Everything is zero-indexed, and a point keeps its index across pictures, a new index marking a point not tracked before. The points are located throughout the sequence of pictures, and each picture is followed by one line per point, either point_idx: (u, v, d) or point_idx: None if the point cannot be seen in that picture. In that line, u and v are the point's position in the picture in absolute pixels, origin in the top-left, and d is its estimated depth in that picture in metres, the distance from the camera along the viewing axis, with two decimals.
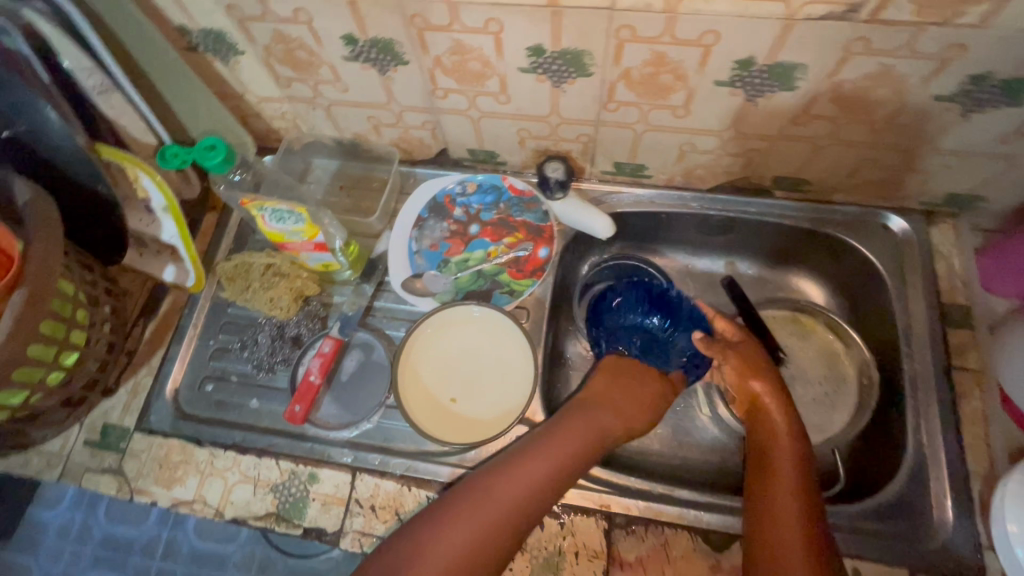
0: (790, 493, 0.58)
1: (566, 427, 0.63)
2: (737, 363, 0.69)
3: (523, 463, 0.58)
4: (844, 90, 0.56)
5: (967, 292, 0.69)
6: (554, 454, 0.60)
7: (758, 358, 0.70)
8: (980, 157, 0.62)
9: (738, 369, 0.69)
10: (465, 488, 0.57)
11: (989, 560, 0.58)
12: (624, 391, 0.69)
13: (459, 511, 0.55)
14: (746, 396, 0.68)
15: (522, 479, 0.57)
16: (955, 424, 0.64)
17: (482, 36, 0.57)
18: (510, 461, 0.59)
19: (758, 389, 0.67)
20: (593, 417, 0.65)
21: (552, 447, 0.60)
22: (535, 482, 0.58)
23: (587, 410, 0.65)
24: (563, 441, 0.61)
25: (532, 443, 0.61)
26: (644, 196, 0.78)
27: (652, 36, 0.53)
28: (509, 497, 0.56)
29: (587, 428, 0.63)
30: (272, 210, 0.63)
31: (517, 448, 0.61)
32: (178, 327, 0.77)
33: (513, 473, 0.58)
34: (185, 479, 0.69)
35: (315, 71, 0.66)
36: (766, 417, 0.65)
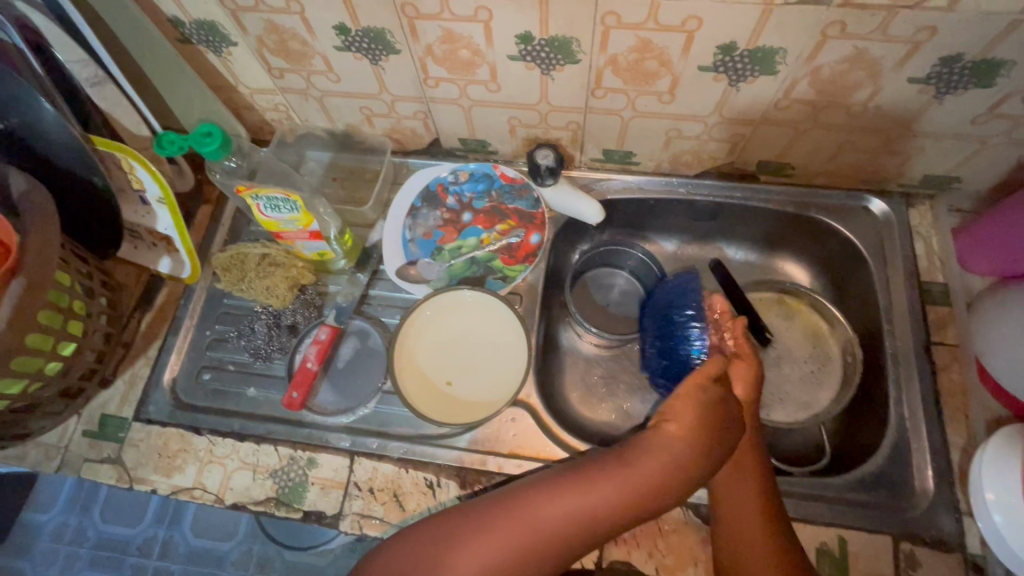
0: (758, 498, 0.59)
1: (638, 463, 0.56)
2: (740, 372, 0.66)
3: (578, 493, 0.55)
4: (823, 73, 0.58)
5: (945, 270, 0.72)
6: (626, 490, 0.55)
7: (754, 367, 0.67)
8: (954, 138, 0.64)
9: (733, 374, 0.66)
10: (515, 503, 0.55)
11: (968, 525, 0.61)
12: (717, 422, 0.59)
13: (504, 522, 0.54)
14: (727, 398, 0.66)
15: (579, 508, 0.54)
16: (934, 397, 0.66)
17: (471, 24, 0.58)
18: (567, 489, 0.55)
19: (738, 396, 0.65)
20: (672, 451, 0.57)
21: (617, 485, 0.55)
22: (587, 514, 0.54)
23: (670, 445, 0.57)
24: (630, 479, 0.55)
25: (595, 472, 0.56)
26: (633, 183, 0.80)
27: (636, 23, 0.54)
28: (554, 521, 0.54)
29: (663, 467, 0.56)
30: (267, 198, 0.64)
31: (590, 470, 0.56)
32: (175, 318, 0.78)
33: (572, 498, 0.55)
34: (184, 468, 0.69)
35: (308, 62, 0.68)
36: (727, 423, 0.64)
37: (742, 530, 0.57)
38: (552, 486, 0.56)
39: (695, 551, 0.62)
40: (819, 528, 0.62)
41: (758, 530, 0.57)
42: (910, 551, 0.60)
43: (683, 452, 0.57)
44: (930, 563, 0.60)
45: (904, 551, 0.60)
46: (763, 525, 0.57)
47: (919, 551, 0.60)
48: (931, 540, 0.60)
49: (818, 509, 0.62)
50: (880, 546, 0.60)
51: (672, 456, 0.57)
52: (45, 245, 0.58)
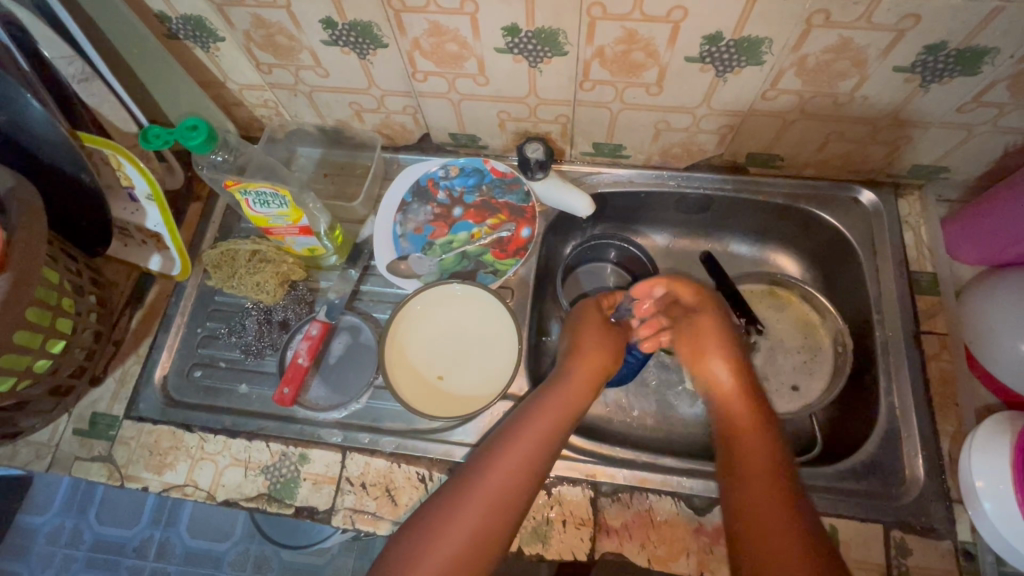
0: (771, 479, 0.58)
1: (536, 410, 0.61)
2: (704, 344, 0.72)
3: (509, 450, 0.58)
4: (808, 63, 0.58)
5: (934, 260, 0.72)
6: (540, 426, 0.60)
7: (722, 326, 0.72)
8: (941, 127, 0.64)
9: (695, 350, 0.72)
10: (459, 484, 0.57)
11: (958, 512, 0.61)
12: (591, 360, 0.67)
13: (456, 503, 0.55)
14: (709, 377, 0.70)
15: (512, 462, 0.57)
16: (924, 385, 0.66)
17: (458, 17, 0.58)
18: (501, 444, 0.58)
19: (722, 364, 0.70)
20: (570, 392, 0.64)
21: (531, 432, 0.59)
22: (522, 467, 0.57)
23: (557, 388, 0.64)
24: (538, 424, 0.60)
25: (512, 429, 0.60)
26: (623, 176, 0.80)
27: (622, 13, 0.55)
28: (500, 484, 0.56)
29: (559, 406, 0.62)
30: (256, 193, 0.64)
31: (506, 424, 0.61)
32: (166, 316, 0.77)
33: (502, 454, 0.58)
34: (176, 465, 0.69)
35: (295, 56, 0.67)
36: (728, 403, 0.67)
37: (755, 502, 0.56)
38: (483, 457, 0.58)
39: (687, 541, 0.62)
40: None
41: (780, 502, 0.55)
42: (901, 539, 0.60)
43: (573, 392, 0.64)
44: (921, 551, 0.60)
45: (895, 539, 0.60)
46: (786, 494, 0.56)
47: (910, 539, 0.60)
48: (921, 528, 0.61)
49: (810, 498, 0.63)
50: (871, 534, 0.61)
51: (563, 396, 0.63)
52: (31, 241, 0.58)
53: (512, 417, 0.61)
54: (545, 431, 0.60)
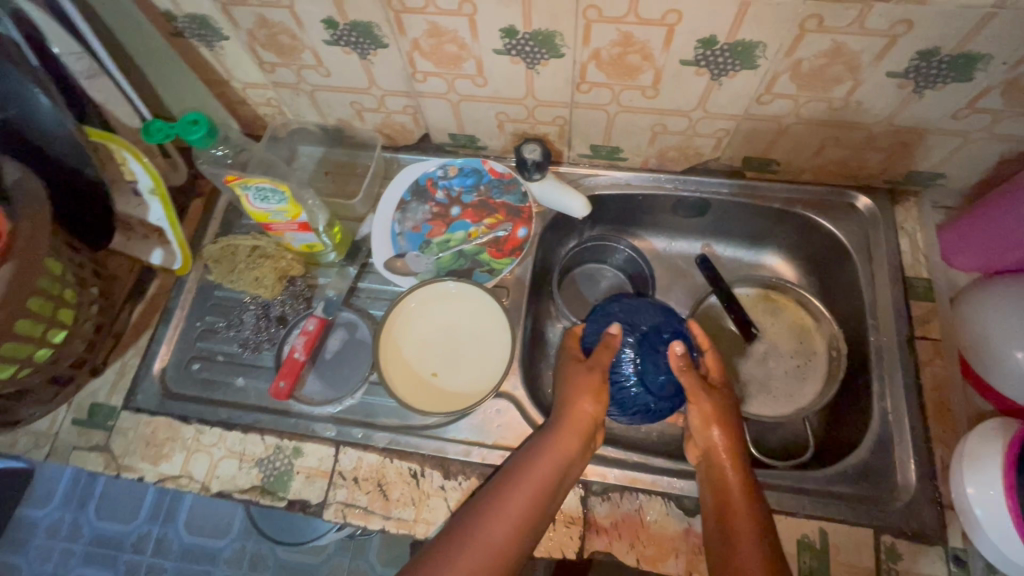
0: (753, 537, 0.55)
1: (526, 466, 0.60)
2: (703, 408, 0.65)
3: (504, 505, 0.57)
4: (802, 68, 0.59)
5: (930, 266, 0.72)
6: (535, 478, 0.59)
7: (713, 400, 0.66)
8: (936, 134, 0.65)
9: (702, 415, 0.65)
10: (451, 538, 0.55)
11: (950, 518, 0.61)
12: (581, 409, 0.64)
13: (450, 555, 0.53)
14: (703, 445, 0.65)
15: (507, 516, 0.56)
16: (917, 390, 0.66)
17: (457, 18, 0.59)
18: (496, 499, 0.57)
19: (715, 438, 0.64)
20: (565, 442, 0.62)
21: (521, 488, 0.58)
22: (512, 525, 0.56)
23: (546, 441, 0.62)
24: (528, 482, 0.58)
25: (505, 485, 0.59)
26: (620, 179, 0.80)
27: (617, 17, 0.55)
28: (490, 542, 0.54)
29: (548, 460, 0.60)
30: (255, 189, 0.65)
31: (501, 478, 0.60)
32: (167, 309, 0.79)
33: (498, 509, 0.56)
34: (171, 456, 0.70)
35: (298, 56, 0.69)
36: (714, 470, 0.62)
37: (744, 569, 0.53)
38: (474, 514, 0.57)
39: (676, 541, 0.62)
40: (800, 520, 0.62)
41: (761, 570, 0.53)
42: (891, 544, 0.60)
43: (567, 440, 0.62)
44: (910, 555, 0.60)
45: (885, 543, 0.60)
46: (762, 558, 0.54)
47: (900, 545, 0.60)
48: (912, 533, 0.60)
49: (799, 501, 0.63)
50: (861, 538, 0.60)
51: (553, 449, 0.61)
52: (35, 230, 0.59)
53: (507, 471, 0.60)
54: (535, 488, 0.58)
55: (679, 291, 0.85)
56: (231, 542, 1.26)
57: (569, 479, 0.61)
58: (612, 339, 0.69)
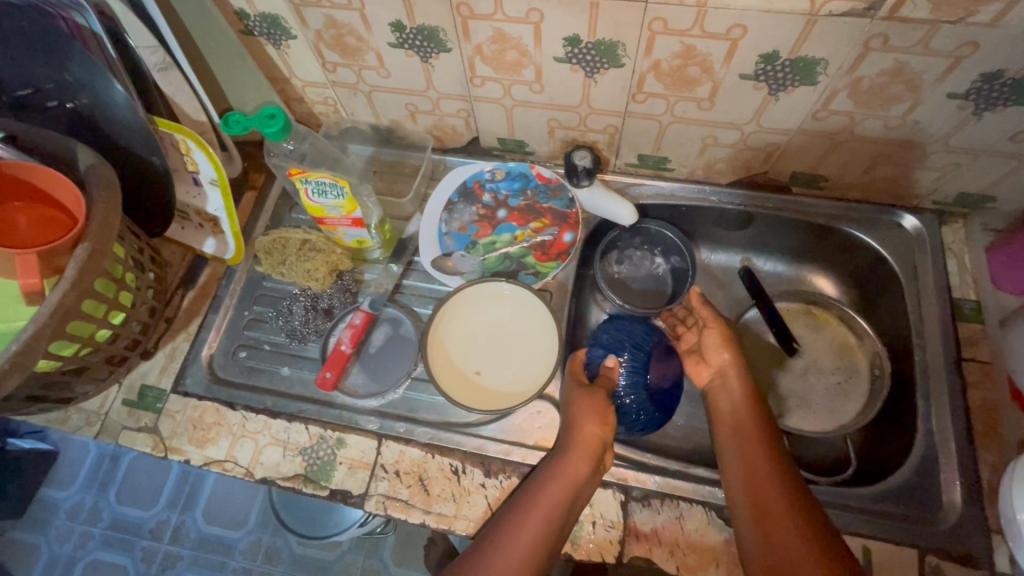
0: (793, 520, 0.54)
1: (538, 490, 0.60)
2: (719, 331, 0.72)
3: (519, 528, 0.56)
4: (862, 85, 0.59)
5: (978, 288, 0.72)
6: (547, 502, 0.58)
7: (726, 328, 0.72)
8: (991, 155, 0.65)
9: (715, 338, 0.72)
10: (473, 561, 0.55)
11: (997, 542, 0.60)
12: (589, 433, 0.63)
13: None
14: (716, 364, 0.72)
15: (523, 539, 0.56)
16: (965, 413, 0.66)
17: (522, 26, 0.61)
18: (512, 522, 0.57)
19: (728, 359, 0.71)
20: (575, 465, 0.61)
21: (533, 514, 0.57)
22: (529, 545, 0.55)
23: (557, 466, 0.61)
24: (540, 505, 0.58)
25: (519, 510, 0.58)
26: (666, 189, 0.81)
27: (682, 29, 0.57)
28: (508, 564, 0.54)
29: (561, 483, 0.59)
30: (315, 183, 0.66)
31: (515, 502, 0.60)
32: (216, 297, 0.81)
33: (514, 532, 0.56)
34: (217, 440, 0.71)
35: (361, 57, 0.71)
36: (727, 385, 0.69)
37: (769, 504, 0.56)
38: (492, 538, 0.57)
39: (717, 551, 0.62)
40: (843, 536, 0.62)
41: (784, 497, 0.56)
42: (937, 565, 0.59)
43: (576, 465, 0.61)
44: None
45: (930, 564, 0.59)
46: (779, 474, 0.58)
47: (946, 567, 0.59)
48: (959, 555, 0.60)
49: (842, 517, 0.62)
50: (906, 558, 0.60)
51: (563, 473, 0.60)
52: (109, 214, 0.60)
53: (522, 494, 0.60)
54: (549, 513, 0.58)
55: (719, 304, 0.85)
56: (245, 535, 1.26)
57: (582, 504, 0.61)
58: (611, 371, 0.71)
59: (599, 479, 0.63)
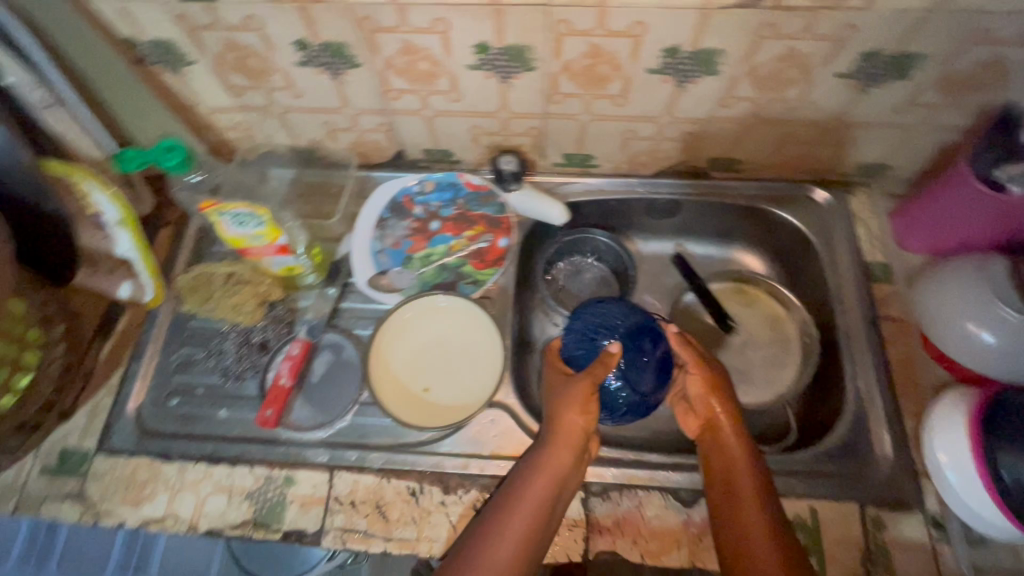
0: (774, 556, 0.53)
1: (521, 487, 0.59)
2: (705, 376, 0.67)
3: (504, 526, 0.56)
4: (760, 72, 0.62)
5: (886, 250, 0.77)
6: (531, 498, 0.58)
7: (712, 374, 0.67)
8: (882, 128, 0.70)
9: (702, 384, 0.67)
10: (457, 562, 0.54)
11: (926, 485, 0.64)
12: (570, 422, 0.62)
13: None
14: (704, 413, 0.67)
15: (510, 538, 0.55)
16: (886, 368, 0.70)
17: (430, 35, 0.60)
18: (496, 521, 0.56)
19: (717, 407, 0.66)
20: (557, 457, 0.60)
21: (518, 512, 0.56)
22: (515, 542, 0.55)
23: (538, 461, 0.60)
24: (524, 500, 0.57)
25: (503, 505, 0.57)
26: (595, 185, 0.83)
27: (586, 29, 0.58)
28: (493, 564, 0.53)
29: (543, 477, 0.59)
30: (231, 214, 0.64)
31: (498, 498, 0.59)
32: (139, 344, 0.75)
33: (500, 531, 0.55)
34: (154, 497, 0.66)
35: (268, 78, 0.68)
36: (717, 438, 0.64)
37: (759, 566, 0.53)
38: (475, 537, 0.56)
39: (677, 533, 0.63)
40: (791, 500, 0.64)
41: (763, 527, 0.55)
42: (876, 515, 0.63)
43: (557, 457, 0.60)
44: (897, 525, 0.63)
45: (871, 515, 0.63)
46: (766, 519, 0.56)
47: (885, 515, 0.63)
48: (895, 502, 0.64)
49: (788, 482, 0.65)
50: (849, 512, 0.63)
51: (545, 469, 0.60)
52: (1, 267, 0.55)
53: (506, 489, 0.60)
54: (533, 511, 0.57)
55: (658, 291, 0.87)
56: None
57: (567, 495, 0.60)
58: (610, 358, 0.65)
59: (582, 467, 0.63)
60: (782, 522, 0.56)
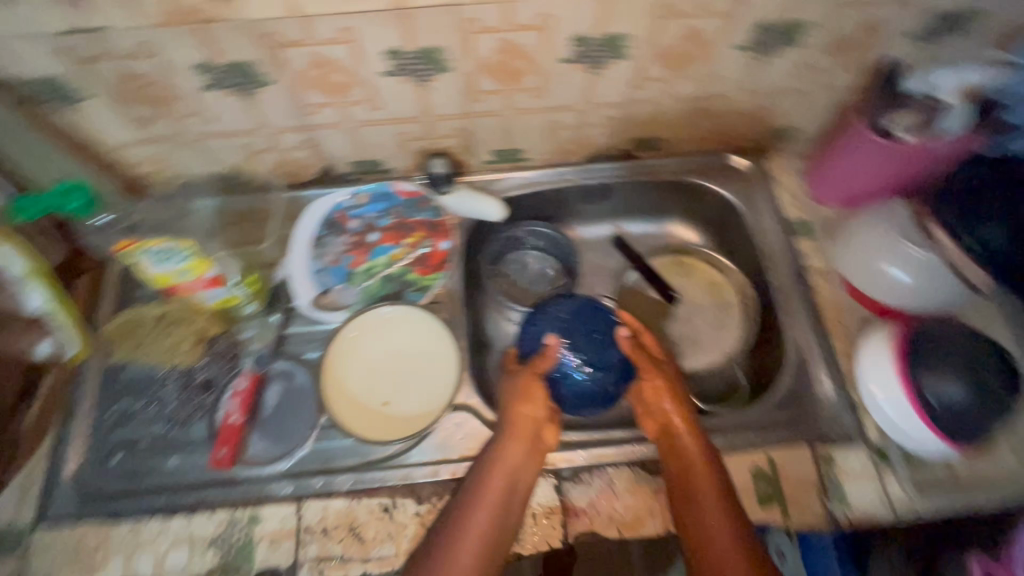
0: (738, 554, 0.54)
1: (479, 483, 0.60)
2: (654, 380, 0.67)
3: (464, 523, 0.56)
4: (665, 52, 0.65)
5: (804, 207, 0.82)
6: (488, 493, 0.59)
7: (665, 379, 0.68)
8: (784, 93, 0.75)
9: (652, 389, 0.67)
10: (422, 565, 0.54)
11: (865, 418, 0.69)
12: (521, 414, 0.64)
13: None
14: (659, 418, 0.66)
15: (471, 535, 0.56)
16: (817, 317, 0.75)
17: (339, 46, 0.59)
18: (457, 519, 0.57)
19: (670, 410, 0.65)
20: (512, 449, 0.62)
21: (477, 508, 0.57)
22: (477, 538, 0.56)
23: (494, 456, 0.61)
24: (483, 496, 0.58)
25: (463, 503, 0.58)
26: (528, 178, 0.84)
27: (495, 26, 0.59)
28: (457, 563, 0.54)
29: (500, 471, 0.60)
30: (155, 250, 0.60)
31: (458, 497, 0.60)
32: (69, 403, 0.70)
33: (461, 528, 0.56)
34: (107, 562, 0.62)
35: (174, 106, 0.65)
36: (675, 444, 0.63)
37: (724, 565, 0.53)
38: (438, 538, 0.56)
39: (650, 502, 0.65)
40: (750, 453, 0.68)
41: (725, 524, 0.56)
42: (827, 453, 0.67)
43: (512, 450, 0.62)
44: (845, 459, 0.67)
45: (822, 454, 0.67)
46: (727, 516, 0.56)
47: (834, 452, 0.67)
48: (841, 439, 0.68)
49: (744, 436, 0.69)
50: (802, 455, 0.67)
51: (499, 464, 0.61)
52: None
53: (465, 488, 0.60)
54: (491, 505, 0.58)
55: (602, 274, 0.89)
56: None
57: (525, 487, 0.61)
58: (550, 348, 0.67)
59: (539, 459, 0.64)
60: (741, 519, 0.57)
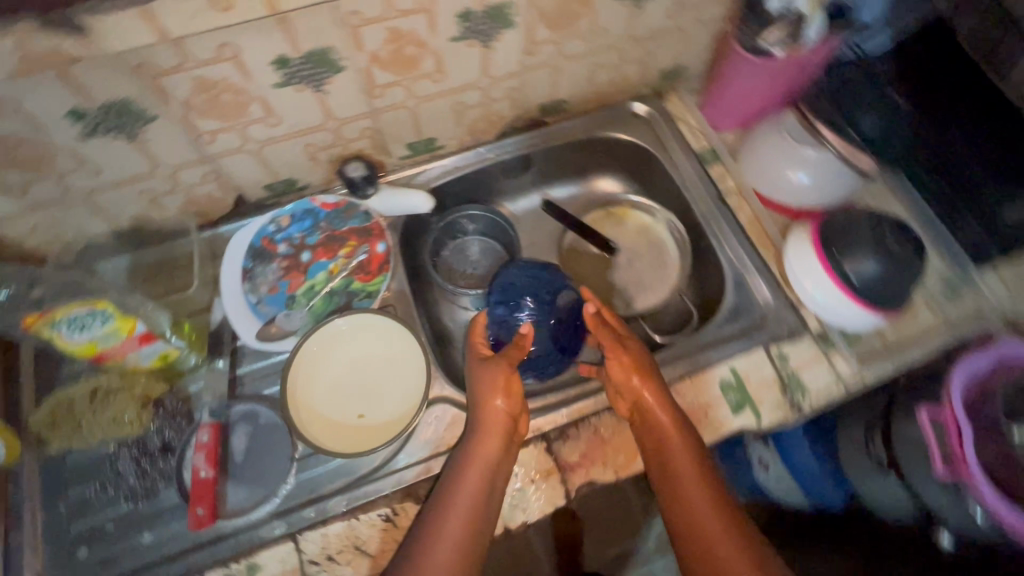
0: (711, 515, 0.59)
1: (455, 486, 0.59)
2: (622, 360, 0.67)
3: (443, 531, 0.57)
4: (548, 13, 0.67)
5: (708, 137, 0.88)
6: (464, 497, 0.58)
7: (637, 356, 0.67)
8: (664, 35, 0.79)
9: (622, 366, 0.66)
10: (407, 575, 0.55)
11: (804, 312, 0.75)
12: (493, 409, 0.63)
13: None
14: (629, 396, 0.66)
15: (450, 542, 0.56)
16: (742, 233, 0.81)
17: (221, 64, 0.57)
18: (436, 527, 0.57)
19: (639, 386, 0.65)
20: (486, 447, 0.61)
21: (454, 512, 0.57)
22: (458, 541, 0.56)
23: (467, 459, 0.61)
24: (460, 499, 0.58)
25: (441, 509, 0.58)
26: (448, 165, 0.84)
27: (378, 16, 0.58)
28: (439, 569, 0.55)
29: (474, 472, 0.60)
30: (67, 320, 0.59)
31: (436, 502, 0.59)
32: (11, 509, 0.64)
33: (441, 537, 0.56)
34: None
35: (53, 163, 0.60)
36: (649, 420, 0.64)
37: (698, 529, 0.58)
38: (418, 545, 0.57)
39: None
40: (714, 370, 0.72)
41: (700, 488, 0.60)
42: (779, 351, 0.73)
43: (486, 449, 0.61)
44: (796, 352, 0.73)
45: (775, 353, 0.73)
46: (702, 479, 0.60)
47: (785, 348, 0.73)
48: (789, 335, 0.74)
49: (706, 356, 0.73)
50: (759, 358, 0.72)
51: (472, 465, 0.60)
52: None
53: (441, 491, 0.60)
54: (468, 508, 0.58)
55: (541, 242, 0.91)
56: None
57: (502, 478, 0.62)
58: (523, 339, 0.69)
59: (515, 448, 0.63)
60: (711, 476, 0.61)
